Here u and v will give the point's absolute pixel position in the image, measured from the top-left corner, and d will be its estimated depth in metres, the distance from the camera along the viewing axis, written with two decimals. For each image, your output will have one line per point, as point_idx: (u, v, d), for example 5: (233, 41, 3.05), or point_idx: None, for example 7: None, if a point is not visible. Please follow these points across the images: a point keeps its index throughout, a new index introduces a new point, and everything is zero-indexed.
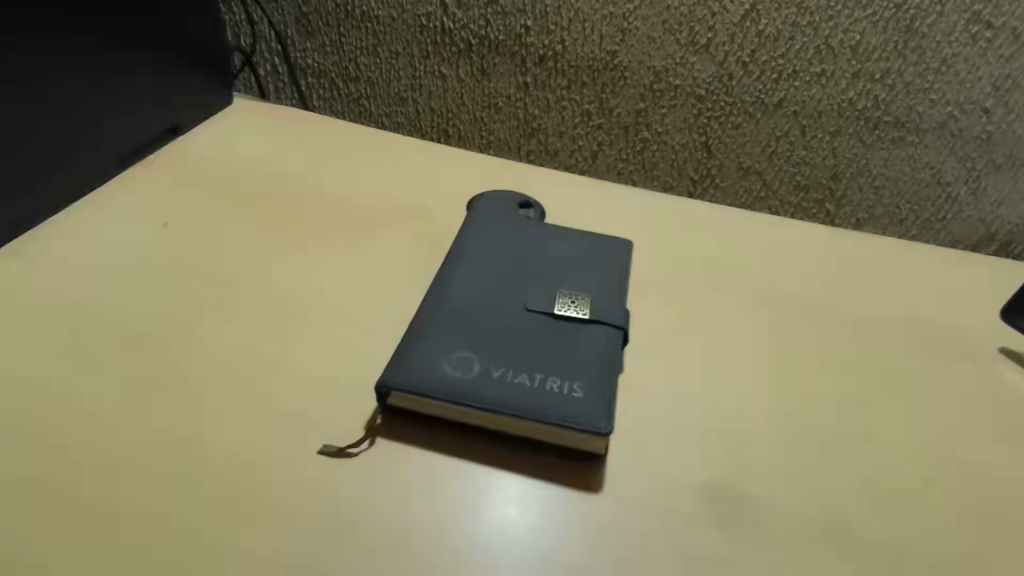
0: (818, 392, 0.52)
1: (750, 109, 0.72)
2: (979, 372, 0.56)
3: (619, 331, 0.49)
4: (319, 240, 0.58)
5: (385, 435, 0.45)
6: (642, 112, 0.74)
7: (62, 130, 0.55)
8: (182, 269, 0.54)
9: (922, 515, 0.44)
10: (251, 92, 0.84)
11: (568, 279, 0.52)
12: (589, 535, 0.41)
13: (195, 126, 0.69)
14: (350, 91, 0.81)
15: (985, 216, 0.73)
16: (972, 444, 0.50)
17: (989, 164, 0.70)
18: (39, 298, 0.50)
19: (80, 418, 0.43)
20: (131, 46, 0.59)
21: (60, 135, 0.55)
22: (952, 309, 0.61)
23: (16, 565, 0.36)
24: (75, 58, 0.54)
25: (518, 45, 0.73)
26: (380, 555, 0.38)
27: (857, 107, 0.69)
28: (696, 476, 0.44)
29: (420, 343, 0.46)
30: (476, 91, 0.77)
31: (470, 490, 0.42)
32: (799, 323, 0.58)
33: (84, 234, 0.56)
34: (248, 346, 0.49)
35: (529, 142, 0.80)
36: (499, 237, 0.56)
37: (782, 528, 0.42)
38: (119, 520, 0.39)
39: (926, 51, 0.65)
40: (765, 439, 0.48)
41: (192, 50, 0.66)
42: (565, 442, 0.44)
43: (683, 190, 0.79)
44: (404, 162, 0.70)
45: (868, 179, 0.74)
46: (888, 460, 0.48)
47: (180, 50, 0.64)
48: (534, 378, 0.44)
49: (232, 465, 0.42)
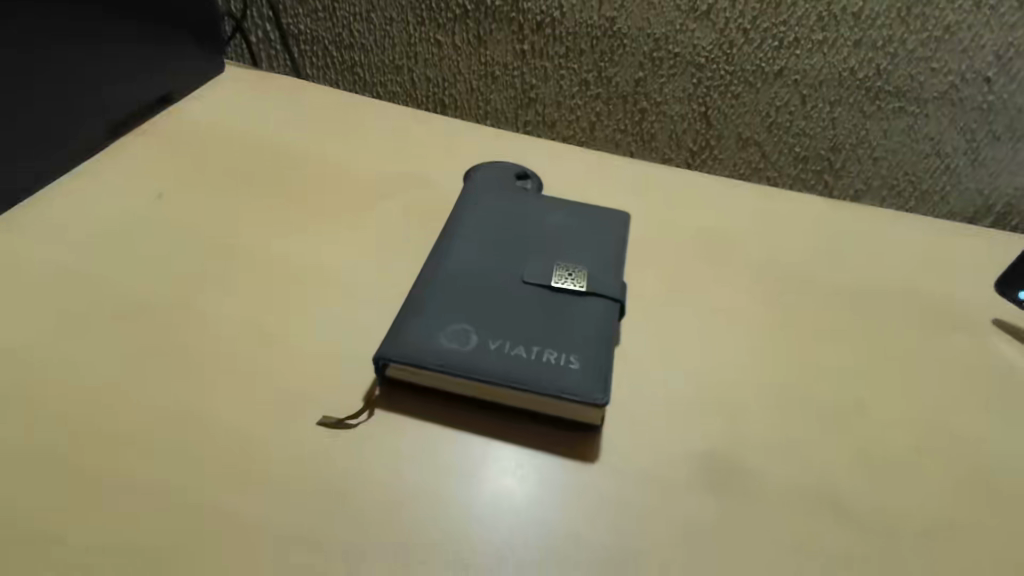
0: (814, 363, 0.52)
1: (750, 78, 0.71)
2: (973, 344, 0.56)
3: (616, 303, 0.49)
4: (316, 213, 0.58)
5: (384, 406, 0.45)
6: (641, 81, 0.74)
7: (63, 97, 0.54)
8: (177, 242, 0.54)
9: (916, 486, 0.45)
10: (242, 60, 0.83)
11: (565, 251, 0.52)
12: (585, 505, 0.41)
13: (188, 96, 0.68)
14: (344, 59, 0.79)
15: (983, 188, 0.73)
16: (964, 415, 0.50)
17: (988, 134, 0.70)
18: (31, 272, 0.50)
19: (76, 395, 0.43)
20: (133, 16, 0.59)
21: (61, 102, 0.54)
22: (949, 282, 0.62)
23: (16, 547, 0.36)
24: (75, 25, 0.53)
25: (515, 11, 0.72)
26: (376, 528, 0.39)
27: (859, 76, 0.69)
28: (692, 448, 0.45)
29: (417, 315, 0.46)
30: (472, 59, 0.76)
31: (467, 461, 0.43)
32: (796, 295, 0.58)
33: (76, 208, 0.55)
34: (247, 319, 0.49)
35: (526, 113, 0.79)
36: (495, 209, 0.56)
37: (777, 498, 0.43)
38: (120, 496, 0.39)
39: (930, 18, 0.64)
40: (761, 410, 0.48)
41: (192, 21, 0.65)
42: (560, 413, 0.44)
43: (681, 161, 0.79)
44: (402, 132, 0.69)
45: (867, 150, 0.73)
46: (882, 431, 0.48)
47: (180, 21, 0.64)
48: (531, 350, 0.44)
49: (232, 439, 0.42)
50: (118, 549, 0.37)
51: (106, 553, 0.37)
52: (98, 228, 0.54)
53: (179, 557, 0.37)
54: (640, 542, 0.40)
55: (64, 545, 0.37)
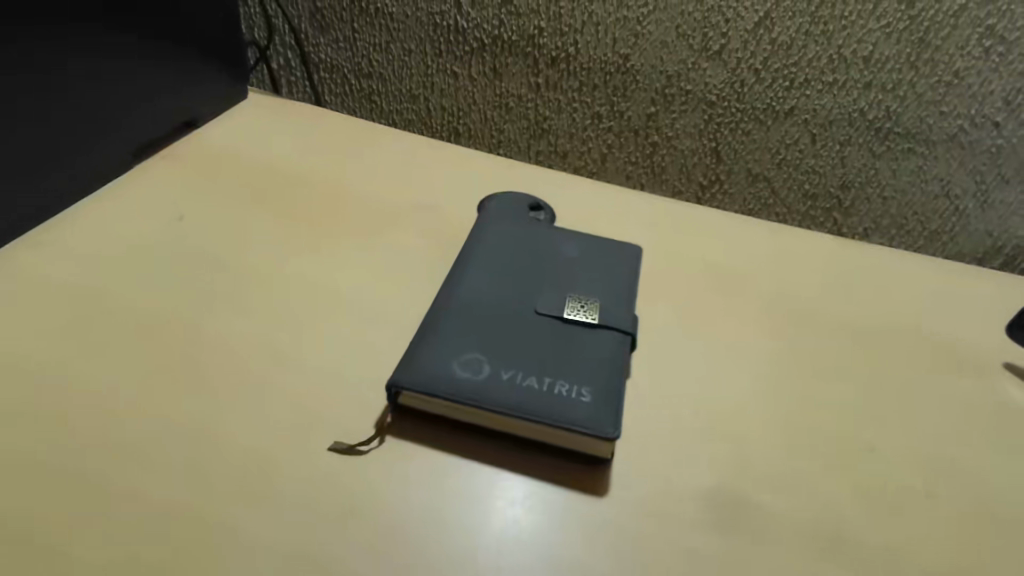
0: (823, 400, 0.52)
1: (760, 117, 0.72)
2: (983, 384, 0.56)
3: (626, 336, 0.49)
4: (323, 236, 0.59)
5: (395, 434, 0.45)
6: (653, 116, 0.75)
7: (72, 110, 0.54)
8: (190, 261, 0.54)
9: (921, 526, 0.45)
10: (263, 85, 0.84)
11: (577, 283, 0.53)
12: (590, 535, 0.41)
13: (208, 120, 0.69)
14: (361, 87, 0.81)
15: (992, 229, 0.74)
16: (973, 456, 0.50)
17: (997, 177, 0.70)
18: (45, 285, 0.51)
19: (86, 405, 0.44)
20: (143, 28, 0.58)
21: (66, 116, 0.54)
22: (958, 322, 0.62)
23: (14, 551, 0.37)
24: (78, 37, 0.53)
25: (531, 46, 0.73)
26: (382, 548, 0.39)
27: (868, 117, 0.70)
28: (700, 482, 0.45)
29: (430, 343, 0.47)
30: (487, 91, 0.78)
31: (475, 488, 0.43)
32: (805, 329, 0.58)
33: (94, 223, 0.57)
34: (259, 338, 0.49)
35: (539, 143, 0.80)
36: (508, 238, 0.57)
37: (782, 533, 0.43)
38: (126, 506, 0.39)
39: (939, 63, 0.65)
40: (770, 445, 0.48)
41: (195, 33, 0.64)
42: (571, 444, 0.44)
43: (691, 195, 0.80)
44: (415, 159, 0.70)
45: (876, 189, 0.74)
46: (889, 470, 0.48)
47: (180, 36, 0.63)
48: (543, 381, 0.45)
49: (243, 455, 0.42)
50: (122, 558, 0.37)
51: (111, 563, 0.37)
52: (112, 244, 0.55)
53: (179, 566, 0.37)
54: (643, 554, 0.41)
55: (67, 556, 0.37)
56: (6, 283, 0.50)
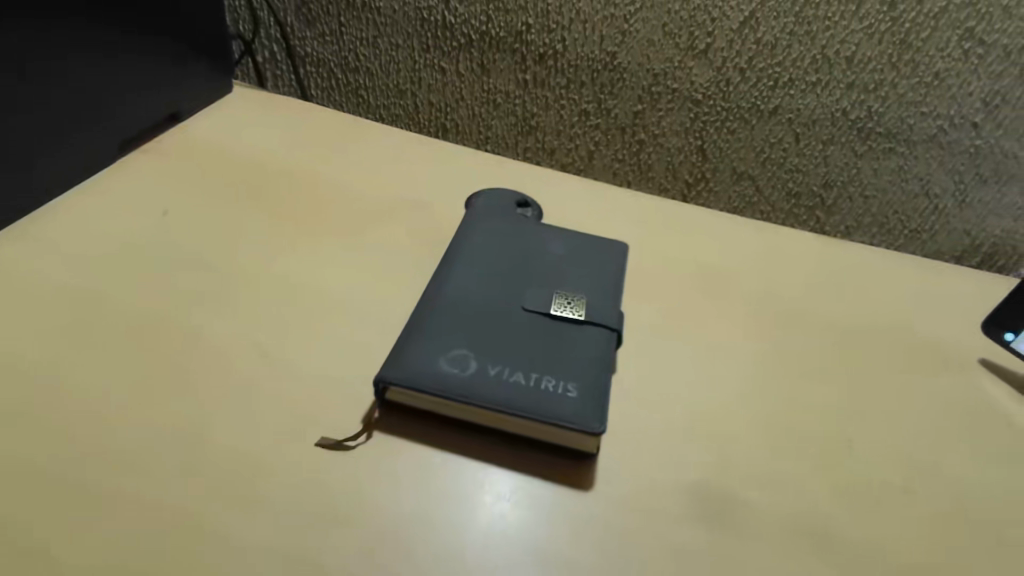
0: (811, 399, 0.53)
1: (745, 116, 0.73)
2: (962, 382, 0.57)
3: (613, 333, 0.50)
4: (309, 234, 0.59)
5: (382, 429, 0.45)
6: (640, 113, 0.75)
7: (73, 96, 0.54)
8: (180, 261, 0.54)
9: (900, 520, 0.46)
10: (248, 79, 0.84)
11: (564, 280, 0.53)
12: (576, 529, 0.42)
13: (198, 116, 0.69)
14: (349, 82, 0.81)
15: (970, 229, 0.75)
16: (954, 456, 0.51)
17: (976, 177, 0.72)
18: (37, 284, 0.50)
19: (83, 405, 0.44)
20: (143, 25, 0.58)
21: (65, 111, 0.54)
22: (940, 321, 0.63)
23: (13, 549, 0.37)
24: (78, 32, 0.53)
25: (518, 42, 0.73)
26: (377, 550, 0.39)
27: (851, 117, 0.71)
28: (686, 477, 0.46)
29: (417, 340, 0.47)
30: (475, 86, 0.78)
31: (462, 485, 0.43)
32: (792, 328, 0.59)
33: (86, 219, 0.56)
34: (251, 339, 0.49)
35: (526, 140, 0.80)
36: (496, 234, 0.57)
37: (767, 529, 0.44)
38: (127, 522, 0.39)
39: (919, 64, 0.66)
40: (757, 444, 0.49)
41: (193, 27, 0.64)
42: (557, 439, 0.45)
43: (677, 193, 0.80)
44: (405, 155, 0.71)
45: (858, 188, 0.75)
46: (872, 469, 0.49)
47: (179, 32, 0.63)
48: (530, 377, 0.45)
49: (240, 460, 0.42)
50: (120, 564, 0.37)
51: (111, 568, 0.37)
52: (103, 242, 0.54)
53: (178, 568, 0.37)
54: (637, 550, 0.41)
55: (66, 560, 0.37)
56: (3, 281, 0.50)
